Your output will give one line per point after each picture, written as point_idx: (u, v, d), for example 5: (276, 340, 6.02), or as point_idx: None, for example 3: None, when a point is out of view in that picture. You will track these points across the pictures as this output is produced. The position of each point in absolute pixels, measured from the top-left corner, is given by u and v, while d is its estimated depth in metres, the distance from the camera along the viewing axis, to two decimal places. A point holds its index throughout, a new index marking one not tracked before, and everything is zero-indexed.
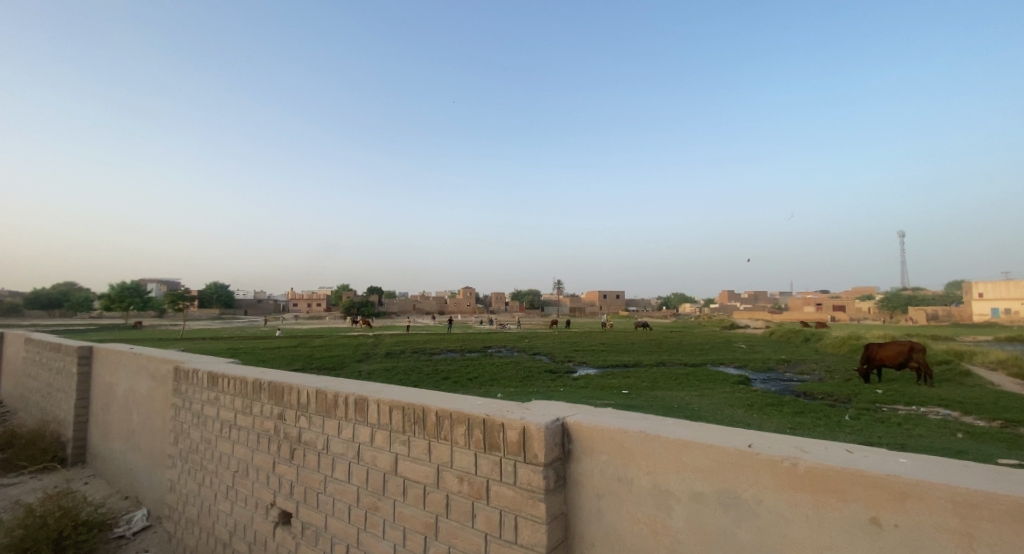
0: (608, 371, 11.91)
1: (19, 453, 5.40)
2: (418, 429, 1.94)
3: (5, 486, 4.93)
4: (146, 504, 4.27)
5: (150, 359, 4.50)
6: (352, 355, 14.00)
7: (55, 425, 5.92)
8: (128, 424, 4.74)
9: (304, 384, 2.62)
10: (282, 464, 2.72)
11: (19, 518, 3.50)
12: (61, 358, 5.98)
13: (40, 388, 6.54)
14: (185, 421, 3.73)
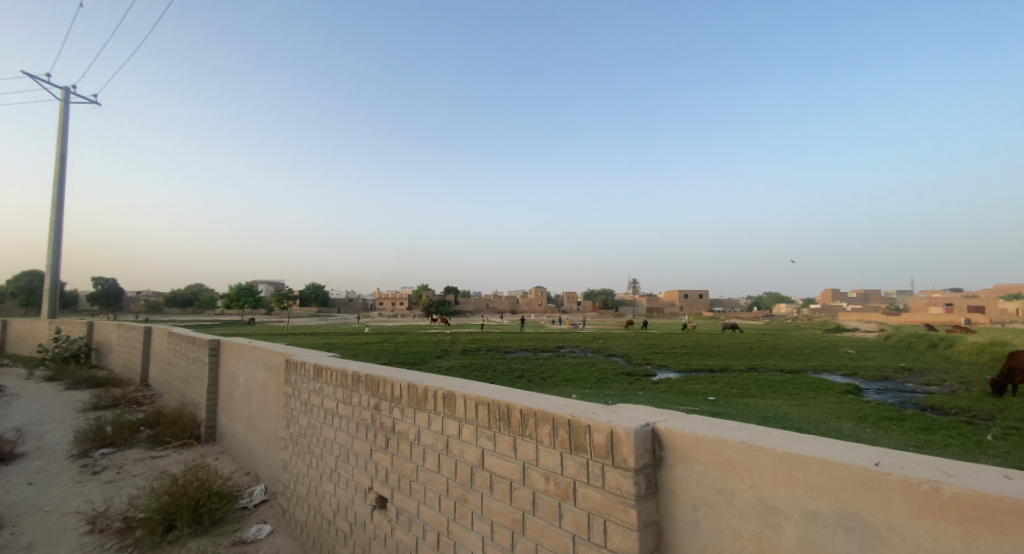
0: (693, 376, 11.31)
1: (165, 429, 6.32)
2: (503, 426, 1.98)
3: (155, 458, 5.78)
4: (264, 481, 4.79)
5: (265, 352, 5.04)
6: (434, 352, 14.63)
7: (192, 407, 6.85)
8: (248, 409, 5.35)
9: (396, 378, 2.79)
10: (378, 452, 2.91)
11: (167, 486, 4.08)
12: (196, 350, 6.91)
13: (180, 375, 7.59)
14: (295, 407, 4.13)
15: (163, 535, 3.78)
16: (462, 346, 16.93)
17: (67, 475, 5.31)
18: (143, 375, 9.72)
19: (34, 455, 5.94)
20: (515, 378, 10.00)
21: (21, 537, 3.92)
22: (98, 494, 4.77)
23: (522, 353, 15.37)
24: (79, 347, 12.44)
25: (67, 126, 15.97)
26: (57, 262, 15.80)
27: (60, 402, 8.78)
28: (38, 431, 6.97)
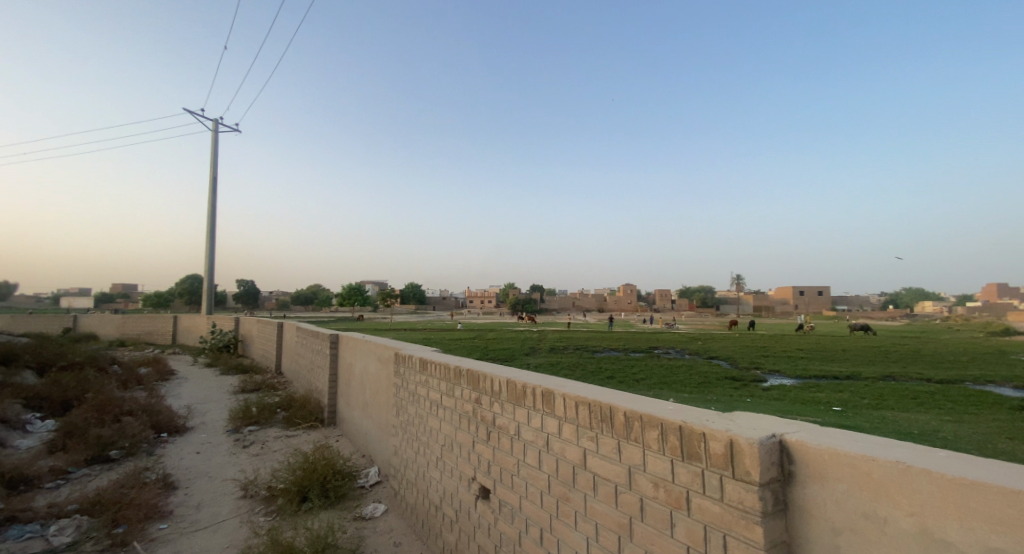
0: (812, 382, 10.17)
1: (297, 412, 7.17)
2: (606, 427, 1.93)
3: (290, 437, 6.57)
4: (378, 463, 5.22)
5: (377, 346, 5.49)
6: (526, 349, 14.82)
7: (317, 393, 7.68)
8: (363, 397, 5.87)
9: (496, 374, 2.87)
10: (480, 444, 3.02)
11: (300, 462, 4.62)
12: (319, 342, 7.75)
13: (306, 365, 8.56)
14: (403, 397, 4.44)
15: (298, 505, 4.29)
16: (553, 344, 16.91)
17: (224, 448, 6.25)
18: (278, 364, 11.12)
19: (200, 429, 7.09)
20: (609, 378, 9.77)
21: (193, 497, 4.70)
22: (247, 465, 5.56)
23: (615, 353, 14.96)
24: (228, 339, 14.57)
25: (216, 153, 18.84)
26: (212, 267, 18.73)
27: (217, 385, 10.39)
28: (202, 409, 8.29)
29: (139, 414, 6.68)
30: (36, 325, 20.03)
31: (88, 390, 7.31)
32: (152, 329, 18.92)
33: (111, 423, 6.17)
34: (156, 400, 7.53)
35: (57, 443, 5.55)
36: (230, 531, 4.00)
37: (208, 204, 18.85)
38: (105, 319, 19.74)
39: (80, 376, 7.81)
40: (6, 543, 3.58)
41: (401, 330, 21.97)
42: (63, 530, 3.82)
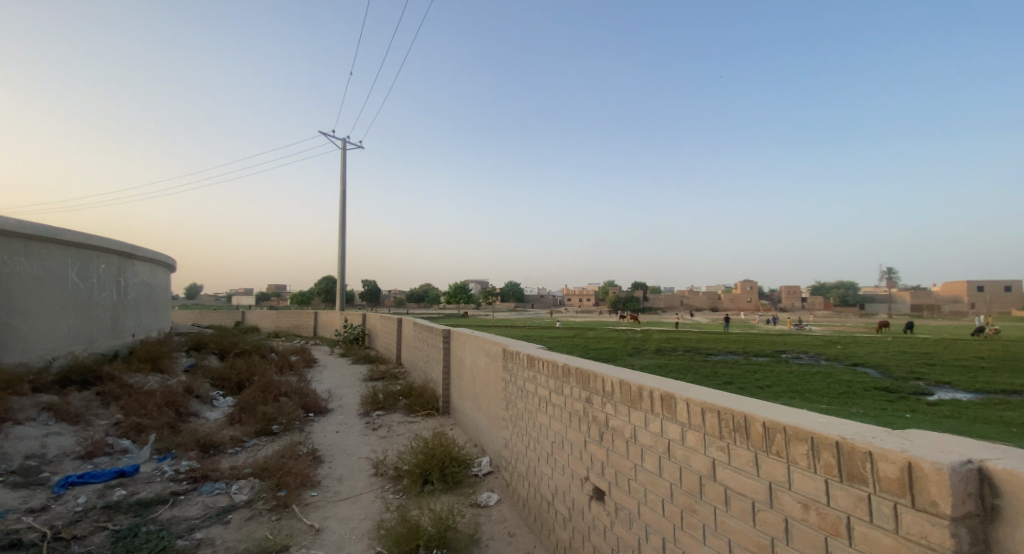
0: (995, 399, 8.36)
1: (416, 400, 7.74)
2: (739, 437, 1.77)
3: (411, 423, 7.12)
4: (489, 453, 5.41)
5: (485, 341, 5.69)
6: (634, 349, 14.28)
7: (432, 384, 8.21)
8: (474, 389, 6.14)
9: (608, 374, 2.78)
10: (593, 444, 2.96)
11: (422, 446, 4.97)
12: (434, 337, 8.28)
13: (423, 358, 9.20)
14: (512, 392, 4.54)
15: (421, 487, 4.62)
16: (663, 345, 16.09)
17: (358, 429, 6.97)
18: (398, 357, 12.10)
19: (338, 411, 8.00)
20: (729, 384, 9.01)
21: (334, 471, 5.31)
22: (377, 446, 6.13)
23: (734, 356, 13.76)
24: (358, 333, 16.23)
25: (345, 167, 21.16)
26: (343, 269, 21.05)
27: (350, 373, 11.64)
28: (339, 393, 9.35)
29: (292, 395, 7.75)
30: (216, 318, 24.32)
31: (255, 373, 8.66)
32: (299, 323, 21.86)
33: (272, 402, 7.25)
34: (303, 384, 8.67)
35: (234, 416, 6.67)
36: (366, 504, 4.44)
37: (339, 213, 21.22)
38: (263, 314, 23.25)
39: (248, 362, 9.29)
40: (203, 495, 4.40)
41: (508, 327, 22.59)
42: (241, 489, 4.58)
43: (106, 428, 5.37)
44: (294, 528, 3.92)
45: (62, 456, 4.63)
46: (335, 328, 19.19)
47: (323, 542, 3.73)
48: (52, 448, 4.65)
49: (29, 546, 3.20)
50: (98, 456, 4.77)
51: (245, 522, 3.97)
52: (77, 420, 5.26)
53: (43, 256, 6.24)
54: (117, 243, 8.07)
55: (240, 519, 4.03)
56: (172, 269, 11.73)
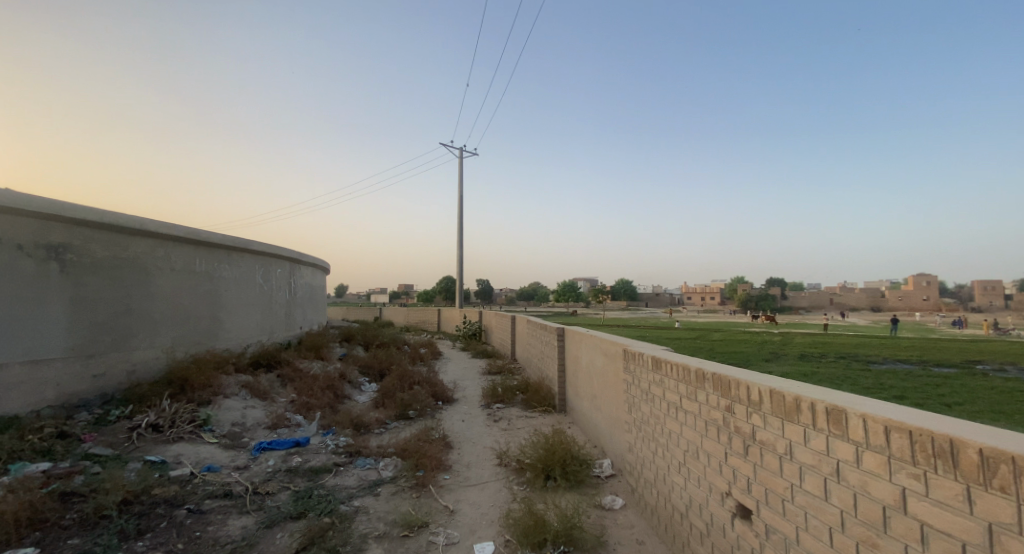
0: None
1: (533, 396, 7.88)
2: (941, 465, 1.46)
3: (530, 418, 7.26)
4: (610, 456, 5.26)
5: (604, 341, 5.57)
6: (771, 353, 12.81)
7: (549, 381, 8.29)
8: (592, 388, 6.04)
9: (754, 381, 2.51)
10: (735, 457, 2.70)
11: (542, 442, 5.03)
12: (548, 335, 8.37)
13: (538, 355, 9.34)
14: (636, 395, 4.36)
15: (543, 482, 4.68)
16: (807, 349, 14.20)
17: (481, 419, 7.32)
18: (513, 352, 12.47)
19: (462, 402, 8.49)
20: (895, 397, 7.62)
21: (462, 458, 5.64)
22: (500, 437, 6.38)
23: (903, 364, 11.60)
24: (476, 328, 17.12)
25: (460, 173, 22.49)
26: (462, 269, 22.40)
27: (471, 366, 12.30)
28: (463, 385, 9.93)
29: (423, 385, 8.43)
30: (357, 314, 27.67)
31: (393, 363, 9.61)
32: (426, 320, 23.72)
33: (407, 390, 7.97)
34: (432, 375, 9.38)
35: (378, 400, 7.47)
36: (493, 492, 4.64)
37: (457, 216, 22.56)
38: (396, 310, 25.85)
39: (387, 353, 10.34)
40: (357, 469, 5.00)
41: (623, 326, 21.94)
42: (387, 466, 5.11)
43: (285, 404, 6.40)
44: (431, 507, 4.26)
45: (256, 425, 5.63)
46: (456, 324, 20.49)
47: (457, 523, 3.99)
48: (248, 419, 5.69)
49: (237, 496, 3.95)
50: (280, 427, 5.72)
51: (392, 496, 4.43)
52: (264, 396, 6.36)
53: (240, 263, 7.65)
54: (288, 250, 9.57)
55: (387, 493, 4.50)
56: (326, 272, 13.57)
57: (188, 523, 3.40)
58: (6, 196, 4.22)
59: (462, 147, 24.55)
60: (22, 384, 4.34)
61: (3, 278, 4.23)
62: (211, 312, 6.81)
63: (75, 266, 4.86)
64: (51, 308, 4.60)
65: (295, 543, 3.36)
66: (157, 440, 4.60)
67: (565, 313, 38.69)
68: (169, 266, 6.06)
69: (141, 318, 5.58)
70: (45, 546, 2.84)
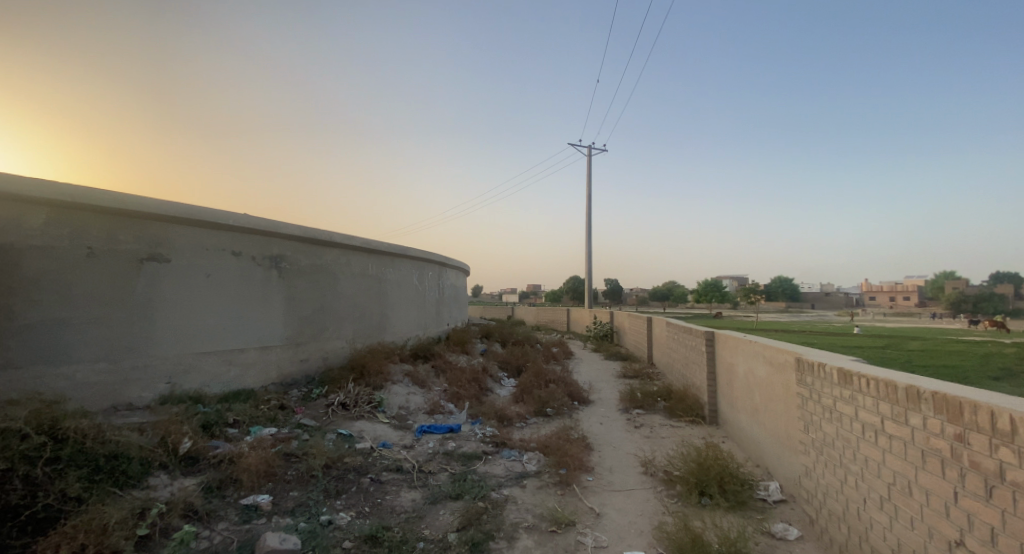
0: None
1: (678, 404, 7.39)
2: None
3: (675, 427, 6.81)
4: (777, 478, 4.65)
5: (767, 348, 4.96)
6: (992, 369, 10.14)
7: (694, 388, 7.71)
8: (751, 400, 5.42)
9: (1001, 406, 1.98)
10: (971, 499, 2.16)
11: (694, 455, 4.67)
12: (693, 339, 7.80)
13: (680, 359, 8.75)
14: (814, 412, 3.79)
15: (697, 498, 4.31)
16: None
17: (621, 423, 7.11)
18: (650, 356, 11.89)
19: (599, 403, 8.35)
20: None
21: (604, 461, 5.53)
22: (644, 445, 6.10)
23: None
24: (608, 330, 16.79)
25: (587, 171, 22.37)
26: (591, 269, 22.14)
27: (606, 368, 12.04)
28: (600, 386, 9.78)
29: (560, 383, 8.51)
30: (492, 313, 29.24)
31: (530, 360, 9.90)
32: (557, 318, 23.94)
33: (545, 387, 8.14)
34: (569, 374, 9.43)
35: (518, 396, 7.77)
36: (640, 501, 4.44)
37: (586, 216, 22.40)
38: (527, 310, 26.67)
39: (524, 351, 10.70)
40: (504, 459, 5.26)
41: (781, 331, 19.31)
42: (531, 460, 5.27)
43: (439, 393, 7.05)
44: (577, 507, 4.27)
45: (417, 410, 6.31)
46: (585, 324, 20.33)
47: (604, 527, 3.92)
48: (411, 404, 6.40)
49: (407, 471, 4.46)
50: (436, 414, 6.31)
51: (537, 489, 4.56)
52: (423, 385, 7.10)
53: (400, 266, 8.65)
54: (438, 254, 10.55)
55: (533, 486, 4.64)
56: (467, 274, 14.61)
57: (372, 490, 3.95)
58: (246, 219, 5.38)
59: (590, 145, 24.19)
60: (255, 364, 5.51)
61: (244, 282, 5.41)
62: (380, 310, 7.82)
63: (289, 271, 6.01)
64: (273, 305, 5.75)
65: (455, 522, 3.66)
66: (345, 416, 5.44)
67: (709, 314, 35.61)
68: (350, 270, 7.13)
69: (332, 314, 6.66)
70: (276, 494, 3.54)
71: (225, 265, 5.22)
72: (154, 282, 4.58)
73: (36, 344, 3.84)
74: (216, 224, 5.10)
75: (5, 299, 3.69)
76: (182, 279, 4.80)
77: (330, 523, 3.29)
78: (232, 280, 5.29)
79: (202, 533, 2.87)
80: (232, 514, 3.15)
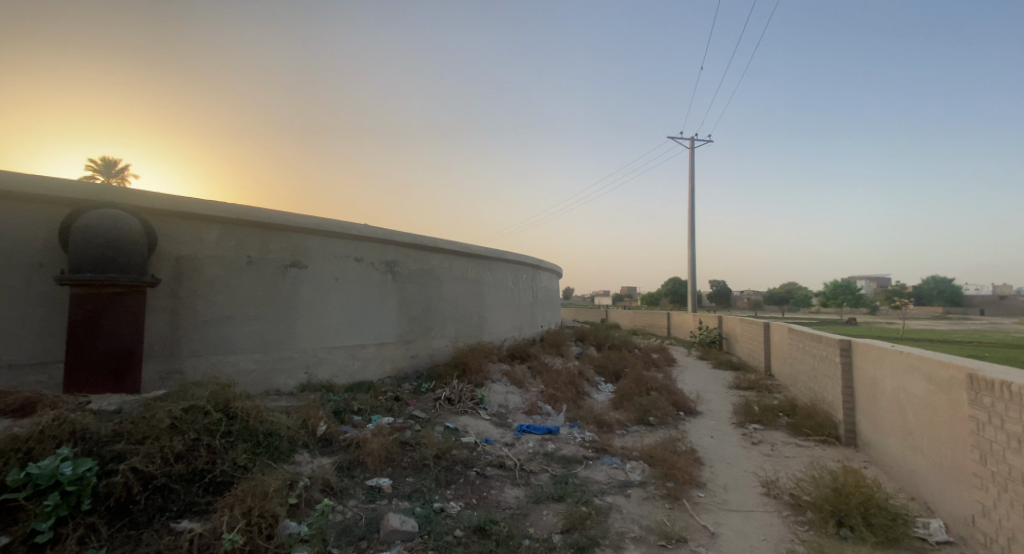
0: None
1: (805, 421, 6.62)
2: None
3: (801, 447, 6.09)
4: (941, 515, 3.92)
5: (926, 361, 4.23)
6: None
7: (824, 403, 6.85)
8: (903, 422, 4.66)
9: None
10: None
11: (829, 480, 4.12)
12: (823, 348, 6.95)
13: (806, 371, 7.84)
14: (995, 440, 3.14)
15: (835, 528, 3.77)
16: None
17: (734, 438, 6.55)
18: (768, 366, 10.82)
19: (708, 415, 7.78)
20: None
21: (717, 477, 5.13)
22: (764, 464, 5.54)
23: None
24: (715, 336, 15.63)
25: (690, 166, 21.23)
26: (695, 270, 20.82)
27: (714, 377, 11.21)
28: (708, 397, 9.12)
29: (663, 391, 8.09)
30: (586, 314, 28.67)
31: (628, 365, 9.57)
32: (656, 322, 22.84)
33: (646, 394, 7.80)
34: (673, 382, 8.93)
35: (618, 402, 7.54)
36: (763, 525, 4.04)
37: (689, 215, 21.15)
38: (622, 312, 25.79)
39: (623, 355, 10.36)
40: (605, 465, 5.13)
41: (935, 340, 16.42)
42: (634, 469, 5.08)
43: (536, 394, 7.14)
44: (688, 523, 4.01)
45: (516, 410, 6.44)
46: (688, 329, 19.14)
47: (721, 547, 3.63)
48: (510, 403, 6.55)
49: (509, 468, 4.56)
50: (535, 414, 6.37)
51: (642, 501, 4.37)
52: (520, 385, 7.24)
53: (498, 269, 8.91)
54: (532, 255, 10.66)
55: (638, 496, 4.46)
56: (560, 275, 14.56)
57: (478, 483, 4.11)
58: (368, 228, 5.94)
59: (693, 136, 22.62)
60: (374, 359, 6.04)
61: (365, 285, 5.97)
62: (480, 311, 8.12)
63: (402, 275, 6.50)
64: (388, 305, 6.26)
65: (560, 524, 3.65)
66: (451, 410, 5.73)
67: (837, 320, 31.41)
68: (454, 273, 7.50)
69: (437, 314, 7.06)
70: (395, 478, 3.85)
71: (350, 269, 5.81)
72: (295, 285, 5.24)
73: (211, 337, 4.59)
74: (344, 233, 5.70)
75: (191, 299, 4.47)
76: (317, 282, 5.44)
77: (442, 511, 3.47)
78: (356, 283, 5.86)
79: (338, 507, 3.22)
80: (360, 493, 3.48)
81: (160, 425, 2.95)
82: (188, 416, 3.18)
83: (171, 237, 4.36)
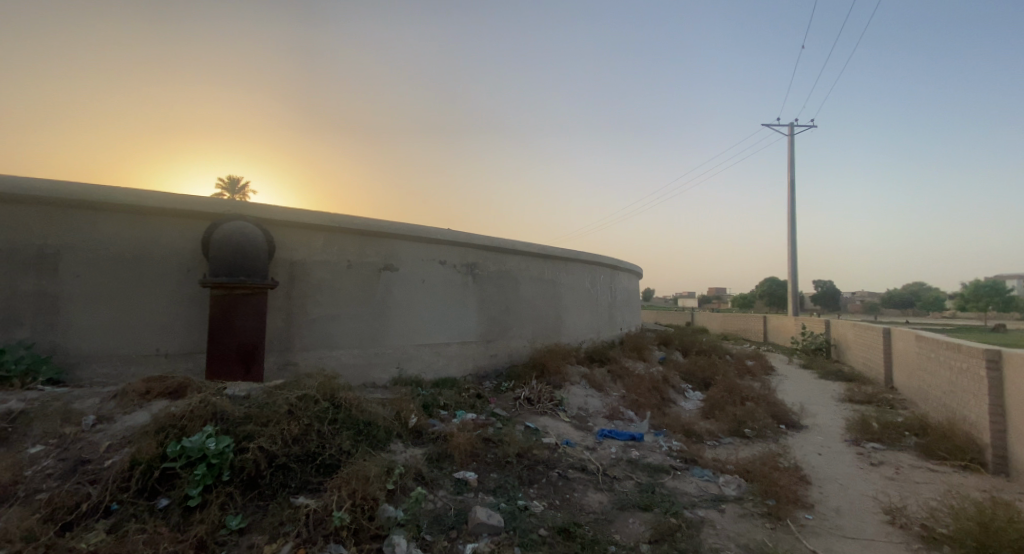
0: None
1: (939, 443, 5.75)
2: None
3: (933, 472, 5.31)
4: None
5: None
6: None
7: (964, 424, 5.91)
8: None
9: None
10: None
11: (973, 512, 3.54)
12: (963, 359, 6.02)
13: (941, 385, 6.81)
14: None
15: None
16: None
17: (847, 458, 5.88)
18: (889, 378, 9.56)
19: (814, 429, 7.06)
20: None
21: (826, 499, 4.64)
22: (886, 488, 4.90)
23: None
24: (822, 344, 14.12)
25: (789, 158, 19.53)
26: (797, 271, 19.02)
27: (821, 388, 10.14)
28: (814, 410, 8.27)
29: (760, 401, 7.49)
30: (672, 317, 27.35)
31: (718, 372, 9.00)
32: (750, 327, 21.19)
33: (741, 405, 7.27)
34: (771, 392, 8.23)
35: (708, 411, 7.12)
36: None
37: (790, 211, 19.40)
38: (711, 314, 24.20)
39: (712, 361, 9.76)
40: (696, 477, 4.86)
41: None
42: (728, 484, 4.76)
43: (618, 399, 6.97)
44: (793, 546, 3.68)
45: (597, 413, 6.34)
46: (789, 335, 17.51)
47: None
48: (590, 406, 6.47)
49: (592, 472, 4.50)
50: (617, 419, 6.22)
51: (738, 518, 4.09)
52: (600, 388, 7.12)
53: (576, 271, 8.85)
54: (612, 256, 10.44)
55: (733, 513, 4.17)
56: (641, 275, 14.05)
57: (561, 485, 4.11)
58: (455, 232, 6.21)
59: (793, 122, 20.63)
60: (457, 357, 6.28)
61: (450, 286, 6.24)
62: (557, 312, 8.13)
63: (483, 276, 6.71)
64: (470, 306, 6.49)
65: (647, 534, 3.53)
66: (530, 410, 5.79)
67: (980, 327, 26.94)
68: (532, 275, 7.59)
69: (516, 314, 7.18)
70: (480, 473, 3.97)
71: (437, 272, 6.11)
72: (388, 286, 5.62)
73: (317, 333, 5.06)
74: (432, 237, 6.00)
75: (301, 299, 4.97)
76: (407, 284, 5.78)
77: (526, 509, 3.52)
78: (441, 284, 6.15)
79: (429, 496, 3.40)
80: (448, 484, 3.64)
81: (280, 411, 3.33)
82: (301, 404, 3.55)
83: (287, 243, 4.89)
